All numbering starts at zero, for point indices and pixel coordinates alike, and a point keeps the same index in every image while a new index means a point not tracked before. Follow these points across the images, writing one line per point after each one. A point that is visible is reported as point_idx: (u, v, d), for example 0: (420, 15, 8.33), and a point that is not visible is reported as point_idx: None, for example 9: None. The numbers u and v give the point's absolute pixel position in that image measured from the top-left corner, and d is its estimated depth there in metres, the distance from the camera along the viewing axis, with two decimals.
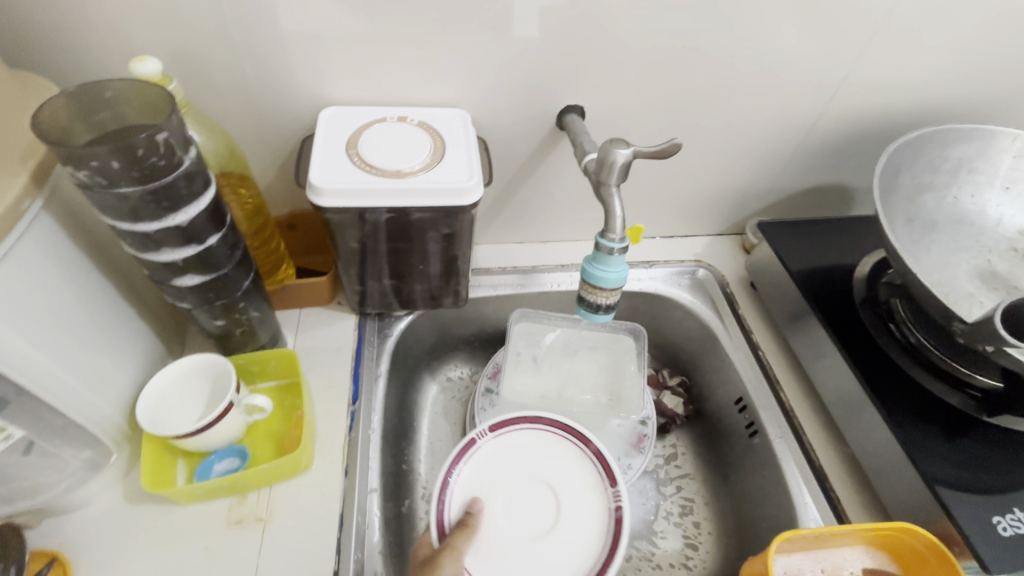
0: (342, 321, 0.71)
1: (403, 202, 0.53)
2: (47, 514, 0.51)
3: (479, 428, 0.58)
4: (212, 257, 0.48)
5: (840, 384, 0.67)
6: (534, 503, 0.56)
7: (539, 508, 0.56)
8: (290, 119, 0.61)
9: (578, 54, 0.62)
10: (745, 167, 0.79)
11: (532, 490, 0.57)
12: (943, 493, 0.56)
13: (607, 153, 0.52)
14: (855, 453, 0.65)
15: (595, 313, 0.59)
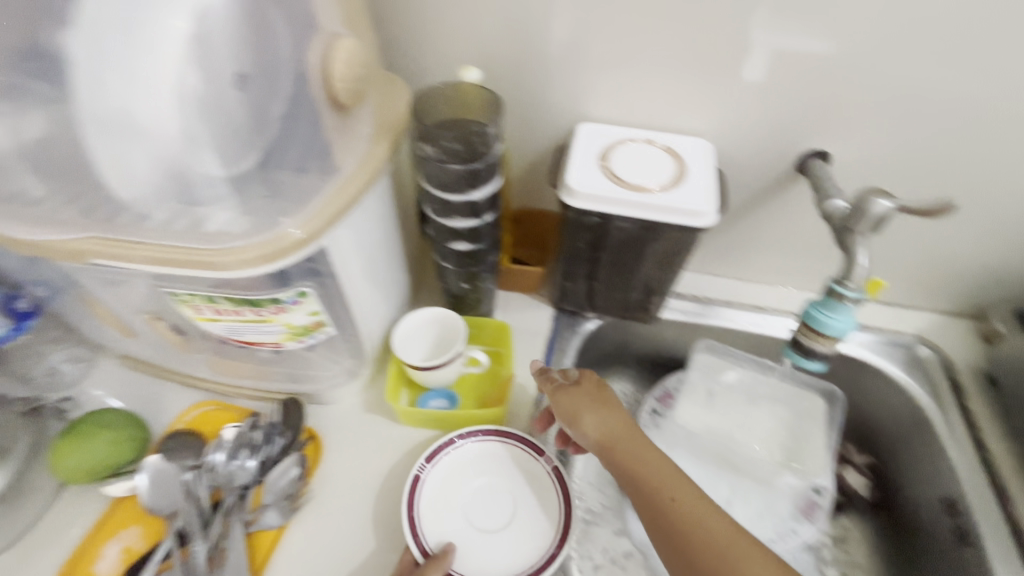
0: (540, 310, 0.79)
1: (641, 215, 0.59)
2: (310, 400, 0.66)
3: (419, 463, 0.59)
4: (481, 231, 0.59)
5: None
6: (481, 517, 0.59)
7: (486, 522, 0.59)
8: (548, 127, 0.70)
9: (841, 100, 0.61)
10: (1009, 245, 0.69)
11: (480, 507, 0.60)
12: None
13: (864, 201, 0.52)
14: None
15: (805, 358, 0.59)
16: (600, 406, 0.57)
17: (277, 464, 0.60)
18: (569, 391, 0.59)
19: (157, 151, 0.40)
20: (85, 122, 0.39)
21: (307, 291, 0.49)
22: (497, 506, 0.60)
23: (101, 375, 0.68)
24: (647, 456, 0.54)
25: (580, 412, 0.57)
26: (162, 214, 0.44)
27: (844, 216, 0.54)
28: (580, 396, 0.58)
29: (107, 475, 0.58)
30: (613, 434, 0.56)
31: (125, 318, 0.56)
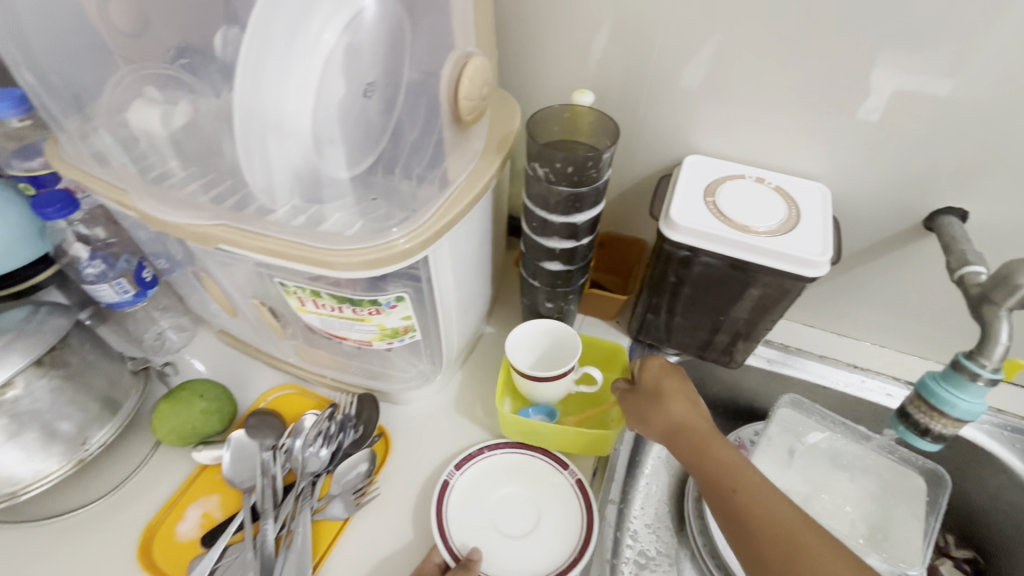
0: (616, 338, 0.78)
1: (746, 256, 0.56)
2: (385, 398, 0.68)
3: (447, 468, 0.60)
4: (577, 254, 0.59)
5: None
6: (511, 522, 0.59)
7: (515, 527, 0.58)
8: (650, 155, 0.69)
9: (986, 155, 0.56)
10: None
11: (510, 514, 0.59)
12: None
13: (1011, 271, 0.47)
14: None
15: (918, 436, 0.52)
16: (659, 400, 0.56)
17: (348, 457, 0.62)
18: (628, 395, 0.58)
19: (294, 151, 0.42)
20: (236, 114, 0.40)
21: (403, 296, 0.50)
22: (518, 513, 0.59)
23: (200, 345, 0.74)
24: (728, 463, 0.49)
25: (642, 405, 0.56)
26: (286, 209, 0.47)
27: (984, 286, 0.48)
28: (641, 395, 0.57)
29: (197, 442, 0.62)
30: (685, 431, 0.53)
31: (232, 299, 0.60)
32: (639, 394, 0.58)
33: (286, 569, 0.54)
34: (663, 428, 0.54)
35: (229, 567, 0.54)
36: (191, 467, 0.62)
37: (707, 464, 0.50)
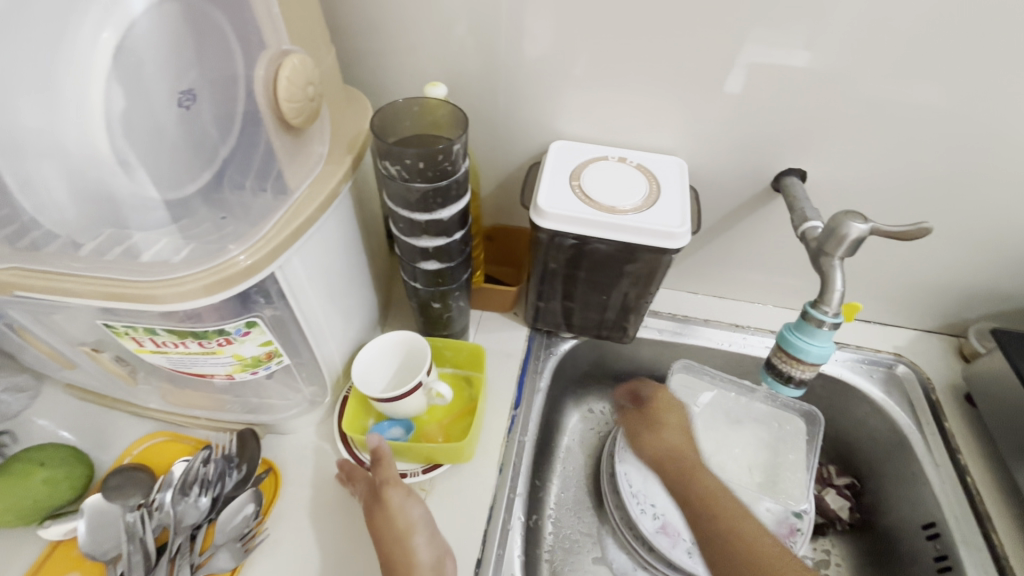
0: (514, 330, 0.77)
1: (614, 236, 0.57)
2: (271, 429, 0.63)
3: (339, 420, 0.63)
4: (451, 250, 0.56)
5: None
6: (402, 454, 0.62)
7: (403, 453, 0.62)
8: (520, 144, 0.69)
9: (812, 119, 0.61)
10: (981, 263, 0.69)
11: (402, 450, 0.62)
12: None
13: (839, 224, 0.50)
14: None
15: (783, 384, 0.56)
16: (658, 426, 0.66)
17: (230, 501, 0.56)
18: (640, 418, 0.67)
19: (80, 177, 0.36)
20: None
21: (256, 321, 0.46)
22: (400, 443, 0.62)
23: (46, 404, 0.64)
24: (738, 513, 0.54)
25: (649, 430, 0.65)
26: (94, 243, 0.41)
27: (819, 239, 0.52)
28: (648, 417, 0.67)
29: (44, 518, 0.54)
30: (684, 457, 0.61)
31: (62, 349, 0.53)
32: (659, 424, 0.66)
33: None
34: (654, 454, 0.63)
35: None
36: (41, 545, 0.54)
37: (706, 500, 0.55)
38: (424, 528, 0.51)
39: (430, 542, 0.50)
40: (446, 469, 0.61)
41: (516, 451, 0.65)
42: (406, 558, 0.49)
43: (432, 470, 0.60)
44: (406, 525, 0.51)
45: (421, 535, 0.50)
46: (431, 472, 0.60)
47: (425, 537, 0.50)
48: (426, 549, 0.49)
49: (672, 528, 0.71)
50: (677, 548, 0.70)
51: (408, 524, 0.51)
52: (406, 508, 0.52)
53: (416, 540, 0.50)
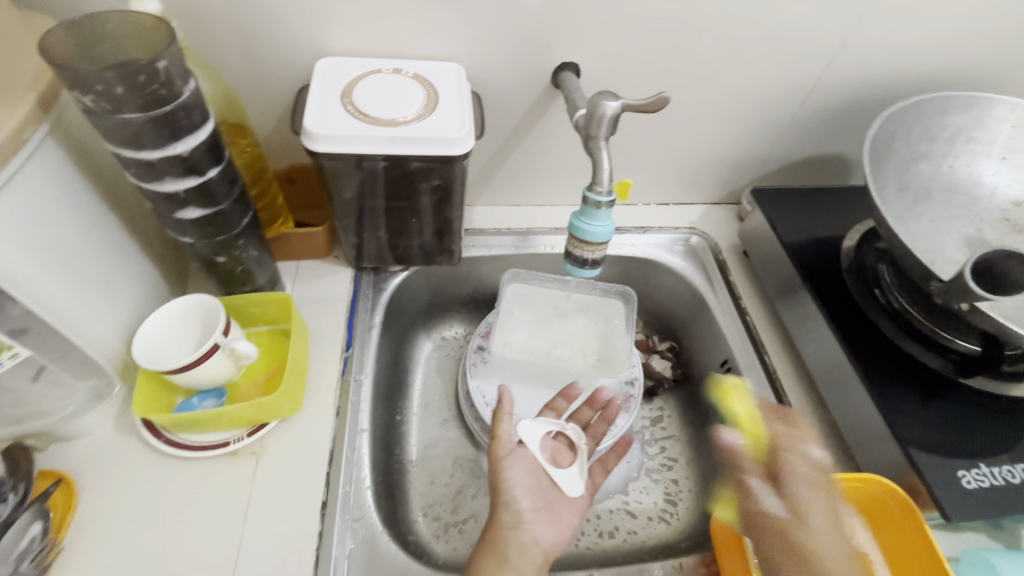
0: (337, 274, 0.73)
1: (396, 149, 0.55)
2: (54, 438, 0.54)
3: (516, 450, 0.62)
4: (211, 191, 0.50)
5: (826, 353, 0.67)
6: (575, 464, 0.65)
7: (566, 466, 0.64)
8: (288, 69, 0.62)
9: (571, 11, 0.62)
10: (740, 134, 0.79)
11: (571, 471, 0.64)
12: (914, 451, 0.56)
13: (596, 106, 0.53)
14: (837, 423, 0.65)
15: (581, 268, 0.60)
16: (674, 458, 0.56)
17: (10, 527, 0.47)
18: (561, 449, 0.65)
19: None
20: None
21: None
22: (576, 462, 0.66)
23: None
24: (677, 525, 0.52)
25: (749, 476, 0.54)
26: None
27: (585, 125, 0.55)
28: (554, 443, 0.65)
29: None
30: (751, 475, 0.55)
31: None
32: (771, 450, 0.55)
33: None
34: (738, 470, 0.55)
35: None
36: None
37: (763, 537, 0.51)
38: (522, 495, 0.57)
39: (511, 510, 0.56)
40: (274, 427, 0.58)
41: (353, 392, 0.63)
42: (496, 520, 0.55)
43: (258, 431, 0.57)
44: (501, 486, 0.58)
45: (518, 501, 0.57)
46: (257, 433, 0.57)
47: (518, 498, 0.57)
48: (511, 512, 0.56)
49: None
50: None
51: (503, 488, 0.58)
52: (506, 472, 0.59)
53: (502, 497, 0.57)
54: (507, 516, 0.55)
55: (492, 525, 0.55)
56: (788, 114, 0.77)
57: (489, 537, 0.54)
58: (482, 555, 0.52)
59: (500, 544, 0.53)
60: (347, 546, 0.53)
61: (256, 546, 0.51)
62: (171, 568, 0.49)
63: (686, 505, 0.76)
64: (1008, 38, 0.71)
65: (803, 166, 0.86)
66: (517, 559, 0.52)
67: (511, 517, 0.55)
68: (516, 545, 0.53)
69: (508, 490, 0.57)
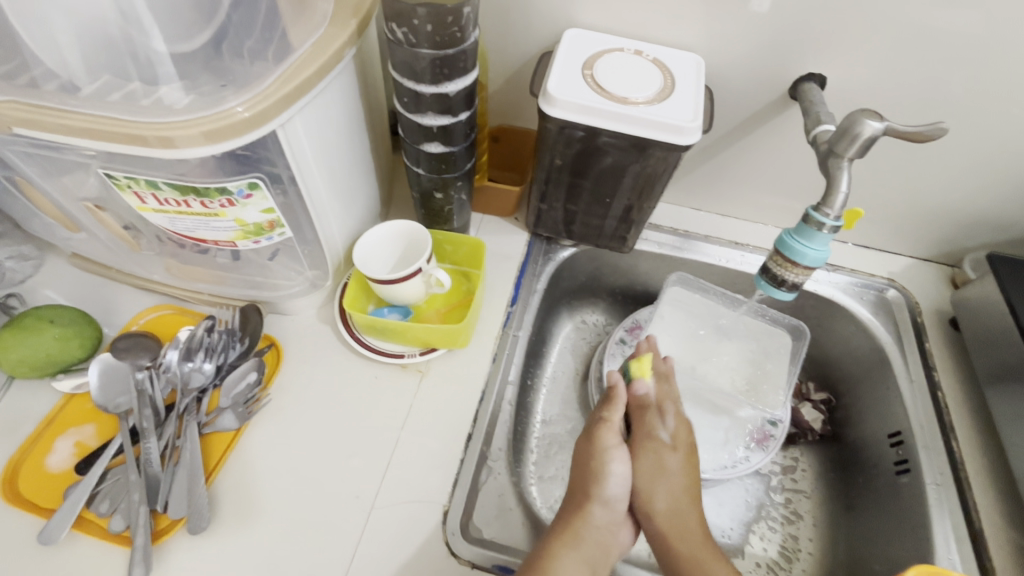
0: (515, 234, 0.77)
1: (624, 128, 0.56)
2: (273, 309, 0.65)
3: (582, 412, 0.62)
4: (455, 132, 0.55)
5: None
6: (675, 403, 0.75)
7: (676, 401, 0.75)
8: (534, 34, 0.66)
9: (838, 21, 0.58)
10: (988, 189, 0.69)
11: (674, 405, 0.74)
12: None
13: (854, 122, 0.50)
14: None
15: (777, 288, 0.57)
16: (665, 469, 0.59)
17: (235, 369, 0.59)
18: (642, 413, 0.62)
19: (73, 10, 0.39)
20: None
21: (258, 184, 0.46)
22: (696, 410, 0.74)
23: (52, 274, 0.66)
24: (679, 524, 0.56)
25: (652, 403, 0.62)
26: (93, 87, 0.42)
27: (831, 140, 0.52)
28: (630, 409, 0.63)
29: (56, 371, 0.56)
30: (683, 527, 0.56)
31: (66, 208, 0.53)
32: (651, 414, 0.62)
33: (175, 484, 0.51)
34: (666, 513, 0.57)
35: (111, 491, 0.51)
36: (55, 397, 0.57)
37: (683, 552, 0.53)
38: (620, 487, 0.56)
39: (606, 509, 0.55)
40: (441, 353, 0.63)
41: (510, 344, 0.66)
42: (585, 510, 0.54)
43: (428, 354, 0.62)
44: (600, 479, 0.55)
45: (616, 501, 0.56)
46: (427, 354, 0.62)
47: (612, 494, 0.55)
48: (605, 513, 0.55)
49: None
50: None
51: (603, 480, 0.55)
52: (608, 462, 0.56)
53: (602, 493, 0.55)
54: (598, 512, 0.54)
55: (577, 511, 0.54)
56: None
57: (573, 523, 0.53)
58: (561, 536, 0.52)
59: (581, 534, 0.53)
60: (481, 481, 0.57)
61: (409, 452, 0.57)
62: (340, 444, 0.57)
63: (802, 567, 0.70)
64: None
65: None
66: (590, 555, 0.52)
67: (601, 517, 0.54)
68: (597, 542, 0.53)
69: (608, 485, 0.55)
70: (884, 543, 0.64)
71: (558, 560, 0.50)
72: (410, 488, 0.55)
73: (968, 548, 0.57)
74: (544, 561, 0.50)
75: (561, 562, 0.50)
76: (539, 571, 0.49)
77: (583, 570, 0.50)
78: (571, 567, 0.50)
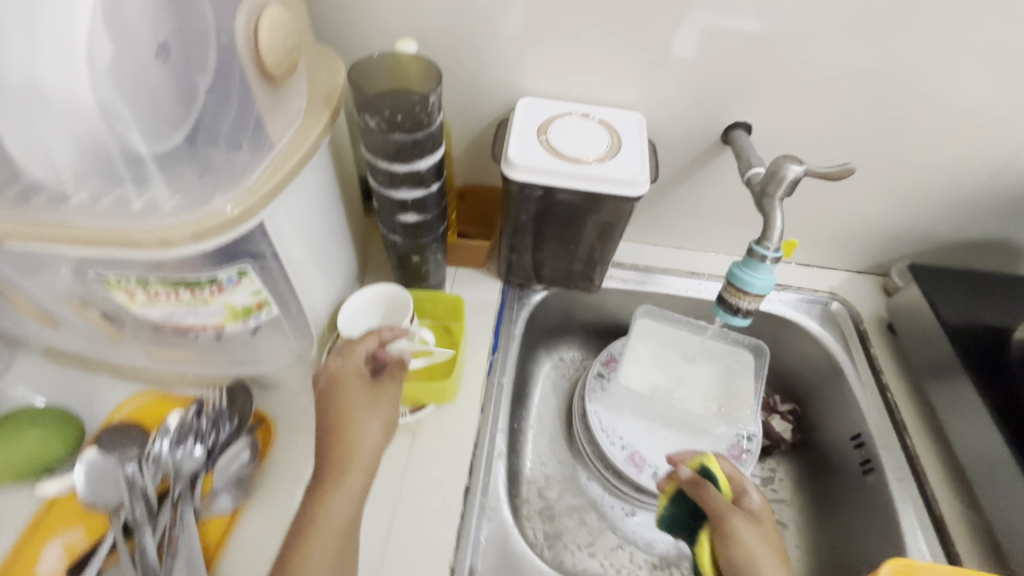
0: (488, 284, 0.81)
1: (581, 185, 0.62)
2: (260, 384, 0.65)
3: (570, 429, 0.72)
4: (428, 202, 0.59)
5: (979, 448, 0.64)
6: None
7: (667, 446, 0.80)
8: (490, 104, 0.72)
9: (754, 78, 0.66)
10: (901, 207, 0.79)
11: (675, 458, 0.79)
12: None
13: (779, 167, 0.57)
14: (993, 529, 0.61)
15: (733, 315, 0.63)
16: (761, 523, 0.56)
17: (227, 450, 0.59)
18: (732, 513, 0.55)
19: (76, 130, 0.39)
20: None
21: (246, 269, 0.49)
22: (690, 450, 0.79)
23: (25, 371, 0.65)
24: None
25: (737, 491, 0.60)
26: (82, 193, 0.43)
27: (762, 183, 0.59)
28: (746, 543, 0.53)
29: (41, 474, 0.56)
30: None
31: (46, 305, 0.54)
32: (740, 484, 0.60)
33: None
34: None
35: None
36: (39, 501, 0.55)
37: None
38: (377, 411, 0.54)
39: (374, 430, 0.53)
40: (431, 410, 0.65)
41: (496, 393, 0.69)
42: (350, 436, 0.52)
43: (418, 411, 0.64)
44: (360, 405, 0.54)
45: (368, 420, 0.53)
46: (418, 412, 0.64)
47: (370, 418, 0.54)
48: (357, 423, 0.53)
49: (640, 457, 0.78)
50: (642, 474, 0.77)
51: (348, 397, 0.54)
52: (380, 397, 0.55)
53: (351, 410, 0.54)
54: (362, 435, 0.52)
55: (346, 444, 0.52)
56: (959, 193, 0.76)
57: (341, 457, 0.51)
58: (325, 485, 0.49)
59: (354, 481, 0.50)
60: (482, 532, 0.59)
61: (409, 510, 0.58)
62: None
63: None
64: None
65: (964, 248, 0.83)
66: (364, 484, 0.50)
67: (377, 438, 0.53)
68: (355, 462, 0.51)
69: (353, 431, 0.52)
70: (860, 541, 0.69)
71: (325, 509, 0.48)
72: (413, 547, 0.56)
73: (934, 535, 0.63)
74: (315, 507, 0.48)
75: (332, 504, 0.48)
76: (309, 511, 0.48)
77: (352, 506, 0.49)
78: (342, 504, 0.48)
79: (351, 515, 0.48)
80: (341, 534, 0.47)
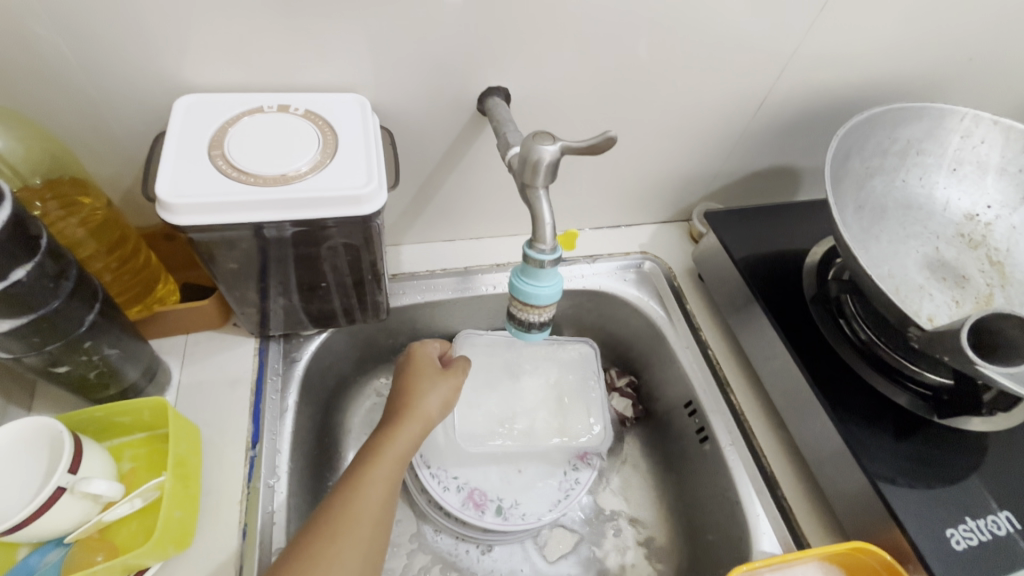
0: (238, 347, 0.61)
1: (284, 214, 0.44)
2: None
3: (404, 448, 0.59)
4: (28, 295, 0.38)
5: (782, 379, 0.64)
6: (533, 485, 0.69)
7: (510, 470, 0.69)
8: (142, 113, 0.50)
9: (489, 31, 0.52)
10: (690, 152, 0.72)
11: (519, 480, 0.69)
12: (885, 487, 0.54)
13: (528, 151, 0.44)
14: (810, 468, 0.62)
15: (527, 331, 0.52)
16: None
17: None
18: None
19: None
20: None
21: None
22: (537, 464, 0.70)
23: None
24: None
25: None
26: None
27: (518, 171, 0.46)
28: None
29: None
30: None
31: None
32: None
33: None
34: None
35: None
36: None
37: None
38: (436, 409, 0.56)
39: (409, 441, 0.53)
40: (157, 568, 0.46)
41: (264, 501, 0.52)
42: (388, 447, 0.51)
43: None
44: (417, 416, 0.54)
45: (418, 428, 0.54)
46: None
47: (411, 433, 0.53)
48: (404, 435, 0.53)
49: (480, 495, 0.67)
50: (485, 514, 0.66)
51: (412, 403, 0.55)
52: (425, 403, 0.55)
53: (409, 418, 0.54)
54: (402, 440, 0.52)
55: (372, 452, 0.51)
56: (739, 130, 0.71)
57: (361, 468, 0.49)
58: (378, 452, 0.50)
59: (401, 448, 0.52)
60: None
61: None
62: None
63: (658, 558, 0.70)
64: (956, 48, 0.67)
65: (756, 179, 0.80)
66: (377, 511, 0.47)
67: (417, 441, 0.54)
68: (387, 477, 0.50)
69: (420, 399, 0.56)
70: (708, 512, 0.66)
71: (364, 491, 0.48)
72: None
73: (769, 495, 0.61)
74: (355, 485, 0.48)
75: (373, 484, 0.48)
76: (350, 494, 0.47)
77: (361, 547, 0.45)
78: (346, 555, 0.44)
79: (376, 523, 0.47)
80: (377, 517, 0.47)
